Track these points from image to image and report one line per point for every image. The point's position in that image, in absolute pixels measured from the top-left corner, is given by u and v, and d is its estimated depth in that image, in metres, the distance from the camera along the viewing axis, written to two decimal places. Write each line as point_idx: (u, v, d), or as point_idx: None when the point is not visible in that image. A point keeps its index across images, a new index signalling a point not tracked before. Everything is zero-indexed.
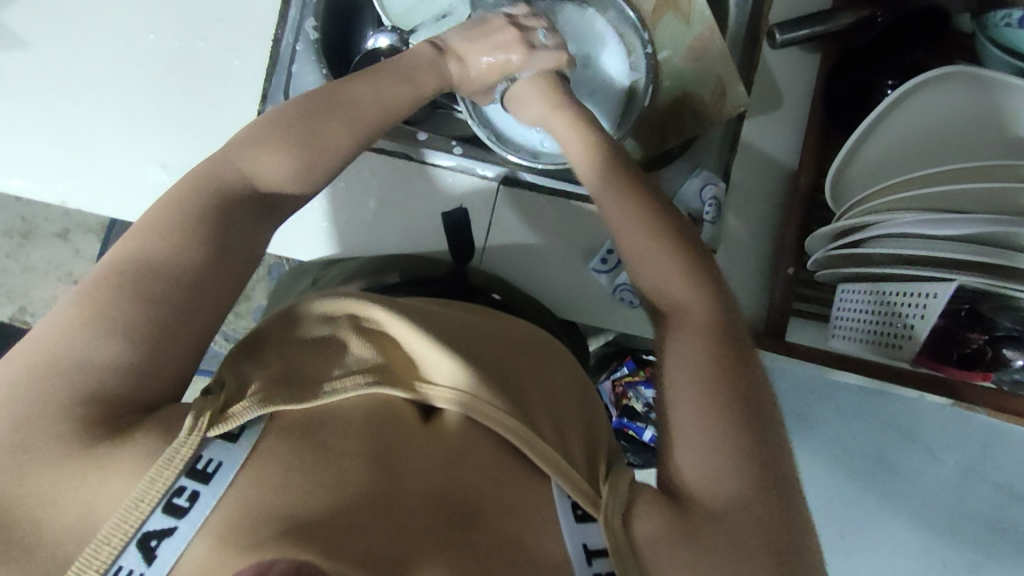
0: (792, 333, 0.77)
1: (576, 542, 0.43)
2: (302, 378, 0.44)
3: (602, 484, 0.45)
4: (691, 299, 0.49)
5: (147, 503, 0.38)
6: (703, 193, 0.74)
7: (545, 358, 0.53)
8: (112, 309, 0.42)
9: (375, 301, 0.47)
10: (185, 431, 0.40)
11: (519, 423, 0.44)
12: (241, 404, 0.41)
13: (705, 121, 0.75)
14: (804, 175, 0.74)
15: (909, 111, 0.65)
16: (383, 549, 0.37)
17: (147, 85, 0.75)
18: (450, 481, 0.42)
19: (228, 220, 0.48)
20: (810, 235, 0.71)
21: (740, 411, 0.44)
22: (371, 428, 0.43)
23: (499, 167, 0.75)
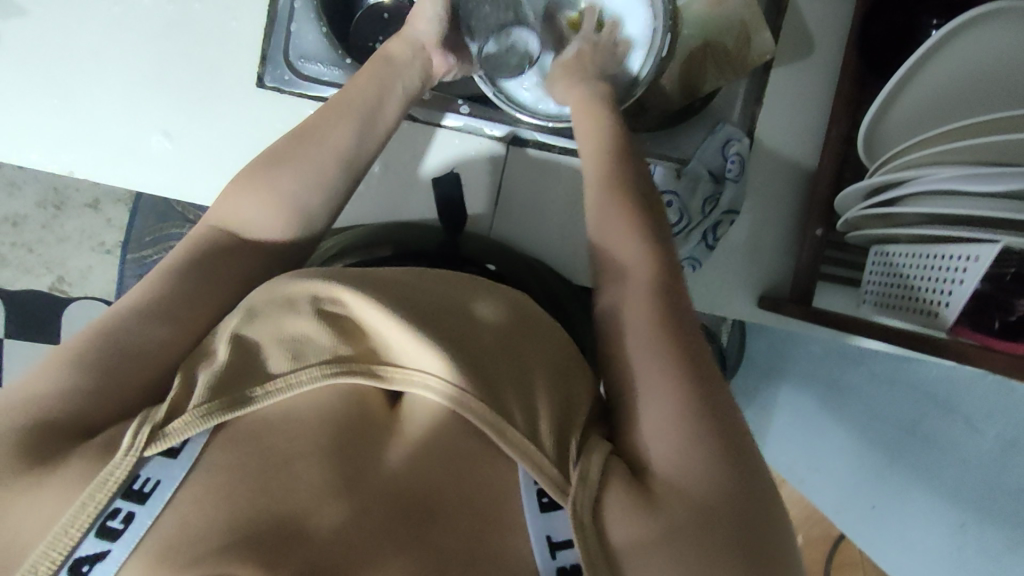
0: (820, 299, 0.72)
1: (539, 532, 0.40)
2: (248, 373, 0.42)
3: (570, 469, 0.41)
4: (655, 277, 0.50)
5: (77, 528, 0.36)
6: (725, 150, 0.70)
7: (536, 338, 0.49)
8: (83, 347, 0.44)
9: (343, 283, 0.44)
10: (120, 453, 0.38)
11: (490, 410, 0.42)
12: (181, 420, 0.39)
13: (728, 73, 0.69)
14: (835, 131, 0.68)
15: (954, 53, 0.58)
16: (325, 556, 0.36)
17: (145, 52, 0.73)
18: (415, 479, 0.40)
19: (211, 271, 0.50)
20: (842, 192, 0.66)
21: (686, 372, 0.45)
22: (330, 424, 0.41)
23: (508, 127, 0.71)
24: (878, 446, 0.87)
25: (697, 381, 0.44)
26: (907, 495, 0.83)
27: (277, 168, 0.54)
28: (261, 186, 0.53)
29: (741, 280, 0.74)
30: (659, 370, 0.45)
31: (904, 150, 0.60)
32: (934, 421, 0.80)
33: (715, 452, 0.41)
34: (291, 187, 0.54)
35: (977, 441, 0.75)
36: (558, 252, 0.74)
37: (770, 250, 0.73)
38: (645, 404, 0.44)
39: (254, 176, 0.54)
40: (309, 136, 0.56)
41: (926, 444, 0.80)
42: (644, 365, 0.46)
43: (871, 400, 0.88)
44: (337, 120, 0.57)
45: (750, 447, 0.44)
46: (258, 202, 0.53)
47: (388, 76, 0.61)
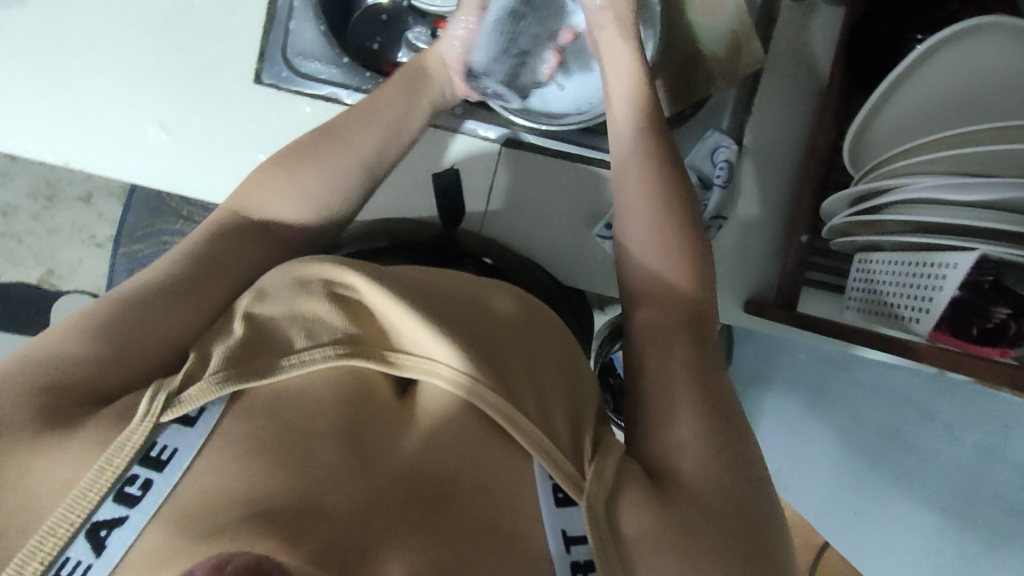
0: (803, 305, 0.74)
1: (556, 526, 0.41)
2: (267, 349, 0.43)
3: (588, 466, 0.44)
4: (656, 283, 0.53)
5: (95, 493, 0.37)
6: (714, 156, 0.72)
7: (539, 331, 0.51)
8: (105, 319, 0.45)
9: (354, 267, 0.46)
10: (138, 417, 0.39)
11: (500, 398, 0.43)
12: (197, 387, 0.41)
13: (719, 79, 0.71)
14: (821, 139, 0.69)
15: (937, 66, 0.60)
16: (344, 537, 0.36)
17: (143, 44, 0.74)
18: (428, 463, 0.41)
19: (220, 247, 0.52)
20: (824, 201, 0.67)
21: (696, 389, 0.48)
22: (345, 405, 0.42)
23: (502, 129, 0.74)
24: (862, 452, 0.88)
25: (705, 395, 0.48)
26: (888, 501, 0.84)
27: (301, 160, 0.55)
28: (287, 182, 0.55)
29: (728, 284, 0.75)
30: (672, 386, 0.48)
31: (886, 158, 0.62)
32: (916, 432, 0.81)
33: (722, 461, 0.45)
34: (311, 180, 0.55)
35: (956, 452, 0.76)
36: (549, 252, 0.76)
37: (756, 254, 0.74)
38: (664, 417, 0.48)
39: (282, 166, 0.55)
40: (341, 132, 0.57)
41: (910, 452, 0.81)
42: (657, 381, 0.49)
43: (854, 406, 0.89)
44: (370, 124, 0.58)
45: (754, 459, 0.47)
46: (280, 195, 0.55)
47: (418, 86, 0.63)
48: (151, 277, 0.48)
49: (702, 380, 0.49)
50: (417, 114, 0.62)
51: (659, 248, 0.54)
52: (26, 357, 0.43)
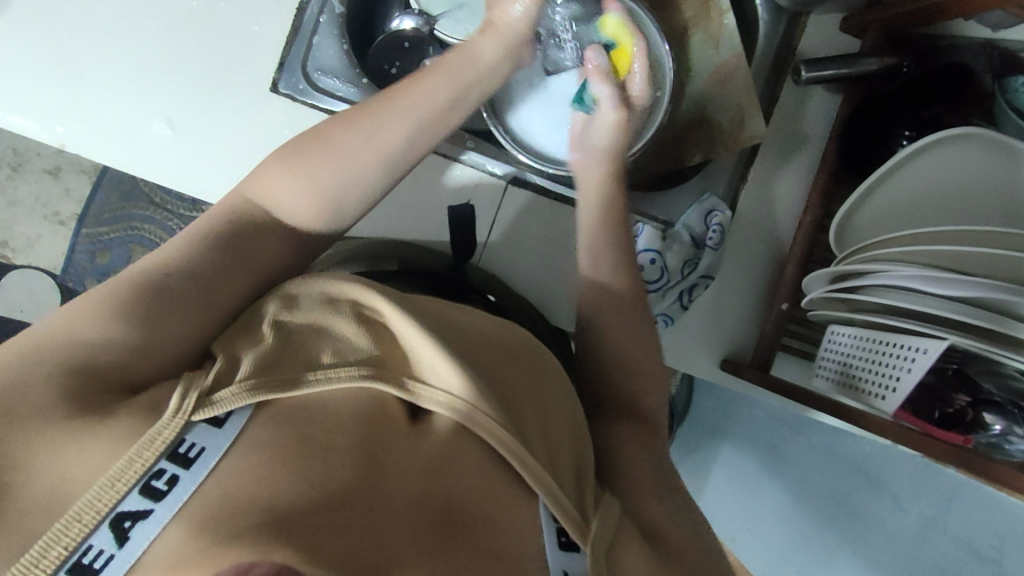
0: (777, 368, 0.78)
1: (557, 566, 0.42)
2: (290, 362, 0.43)
3: (591, 517, 0.45)
4: (641, 363, 0.60)
5: (123, 483, 0.36)
6: (708, 219, 0.75)
7: (543, 371, 0.52)
8: (131, 304, 0.45)
9: (380, 292, 0.47)
10: (170, 413, 0.38)
11: (512, 438, 0.44)
12: (231, 390, 0.40)
13: (720, 148, 0.75)
14: (808, 215, 0.73)
15: (921, 167, 0.66)
16: (364, 555, 0.35)
17: (162, 38, 0.73)
18: (437, 487, 0.41)
19: (244, 239, 0.51)
20: (807, 275, 0.71)
21: (668, 483, 0.54)
22: (363, 425, 0.42)
23: (508, 167, 0.75)
24: (819, 506, 0.91)
25: (663, 481, 0.54)
26: (832, 563, 0.88)
27: (318, 155, 0.54)
28: (302, 175, 0.54)
29: (709, 339, 0.78)
30: (647, 467, 0.54)
31: (871, 244, 0.66)
32: (862, 498, 0.86)
33: (691, 542, 0.51)
34: (327, 172, 0.54)
35: (901, 520, 0.82)
36: (545, 291, 0.77)
37: (738, 313, 0.78)
38: (644, 493, 0.52)
39: (295, 160, 0.54)
40: (366, 122, 0.55)
41: (856, 517, 0.86)
42: (636, 458, 0.55)
43: (805, 467, 0.94)
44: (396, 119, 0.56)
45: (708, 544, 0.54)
46: (295, 189, 0.54)
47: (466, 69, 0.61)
48: (172, 264, 0.48)
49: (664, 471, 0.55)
50: (461, 106, 0.61)
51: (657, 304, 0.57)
52: (46, 339, 0.42)
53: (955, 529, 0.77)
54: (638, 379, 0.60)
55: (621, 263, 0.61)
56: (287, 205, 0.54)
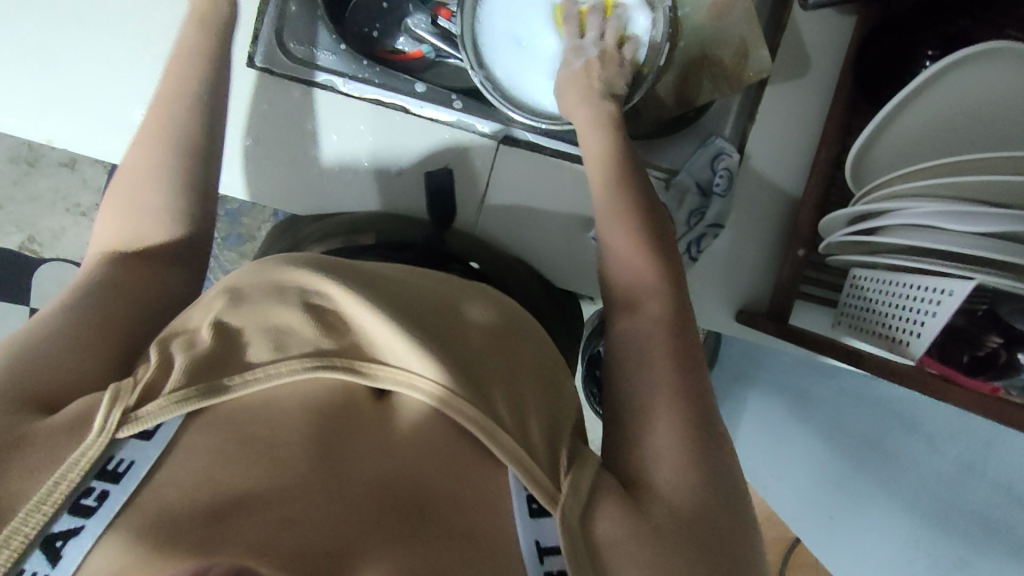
0: (794, 317, 0.73)
1: (528, 536, 0.40)
2: (227, 362, 0.42)
3: (563, 477, 0.42)
4: (648, 283, 0.54)
5: (49, 505, 0.35)
6: (714, 163, 0.71)
7: (519, 342, 0.50)
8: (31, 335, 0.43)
9: (332, 278, 0.45)
10: (94, 432, 0.38)
11: (478, 412, 0.42)
12: (156, 403, 0.39)
13: (723, 85, 0.70)
14: (823, 153, 0.68)
15: (946, 87, 0.59)
16: (318, 544, 0.35)
17: (134, 23, 0.71)
18: (397, 468, 0.40)
19: (134, 281, 0.50)
20: (823, 219, 0.67)
21: (684, 400, 0.47)
22: (313, 415, 0.41)
23: (498, 125, 0.72)
24: (845, 453, 0.88)
25: (682, 397, 0.47)
26: (866, 510, 0.84)
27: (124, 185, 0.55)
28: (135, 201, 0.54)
29: (719, 292, 0.75)
30: (660, 384, 0.48)
31: (890, 181, 0.60)
32: (896, 443, 0.81)
33: (706, 474, 0.44)
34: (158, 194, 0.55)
35: (934, 465, 0.76)
36: (546, 255, 0.75)
37: (749, 262, 0.74)
38: (652, 423, 0.46)
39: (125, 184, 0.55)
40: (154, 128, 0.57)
41: (889, 462, 0.81)
42: (641, 380, 0.48)
43: (837, 412, 0.90)
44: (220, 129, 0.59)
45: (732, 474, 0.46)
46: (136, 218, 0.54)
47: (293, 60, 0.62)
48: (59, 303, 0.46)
49: (688, 386, 0.48)
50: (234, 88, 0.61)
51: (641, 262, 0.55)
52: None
53: (995, 473, 0.70)
54: (644, 298, 0.54)
55: (613, 221, 0.58)
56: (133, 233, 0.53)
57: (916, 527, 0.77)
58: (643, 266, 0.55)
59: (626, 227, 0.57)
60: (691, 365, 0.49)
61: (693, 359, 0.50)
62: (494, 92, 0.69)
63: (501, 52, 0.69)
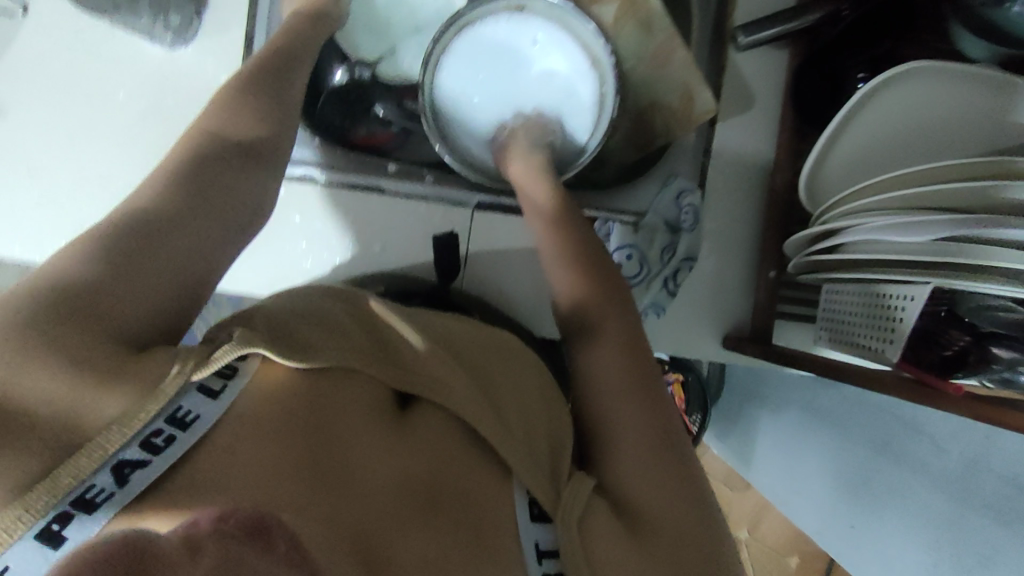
0: (778, 335, 0.75)
1: (529, 537, 0.45)
2: (295, 338, 0.43)
3: (562, 489, 0.47)
4: (615, 313, 0.56)
5: (122, 429, 0.34)
6: (679, 201, 0.74)
7: (512, 359, 0.55)
8: (108, 241, 0.38)
9: (377, 300, 0.52)
10: (170, 372, 0.37)
11: (490, 420, 0.47)
12: (223, 348, 0.39)
13: (675, 128, 0.74)
14: (779, 179, 0.73)
15: (879, 105, 0.63)
16: (357, 528, 0.38)
17: (124, 141, 0.73)
18: (417, 465, 0.43)
19: (206, 166, 0.45)
20: (789, 239, 0.69)
21: (663, 415, 0.50)
22: (354, 407, 0.43)
23: (471, 192, 0.76)
24: (856, 451, 0.87)
25: (660, 411, 0.50)
26: (882, 521, 0.83)
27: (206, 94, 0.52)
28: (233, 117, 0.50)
29: (705, 321, 0.77)
30: (641, 399, 0.50)
31: (845, 198, 0.62)
32: (902, 444, 0.80)
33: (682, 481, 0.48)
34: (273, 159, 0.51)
35: (943, 463, 0.74)
36: (536, 306, 0.77)
37: (729, 288, 0.77)
38: (631, 436, 0.49)
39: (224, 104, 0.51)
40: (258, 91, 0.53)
41: (898, 463, 0.81)
42: (618, 396, 0.51)
43: (843, 417, 0.90)
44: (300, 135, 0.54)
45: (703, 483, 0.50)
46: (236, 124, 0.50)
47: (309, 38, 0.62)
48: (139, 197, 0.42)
49: (662, 402, 0.51)
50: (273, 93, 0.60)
51: (616, 297, 0.57)
52: (30, 282, 0.36)
53: (1001, 465, 0.68)
54: (613, 319, 0.55)
55: (581, 267, 0.59)
56: (232, 129, 0.49)
57: (933, 527, 0.76)
58: (614, 303, 0.56)
59: (602, 274, 0.59)
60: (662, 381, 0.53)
61: (658, 381, 0.52)
62: (455, 161, 0.72)
63: (463, 117, 0.74)
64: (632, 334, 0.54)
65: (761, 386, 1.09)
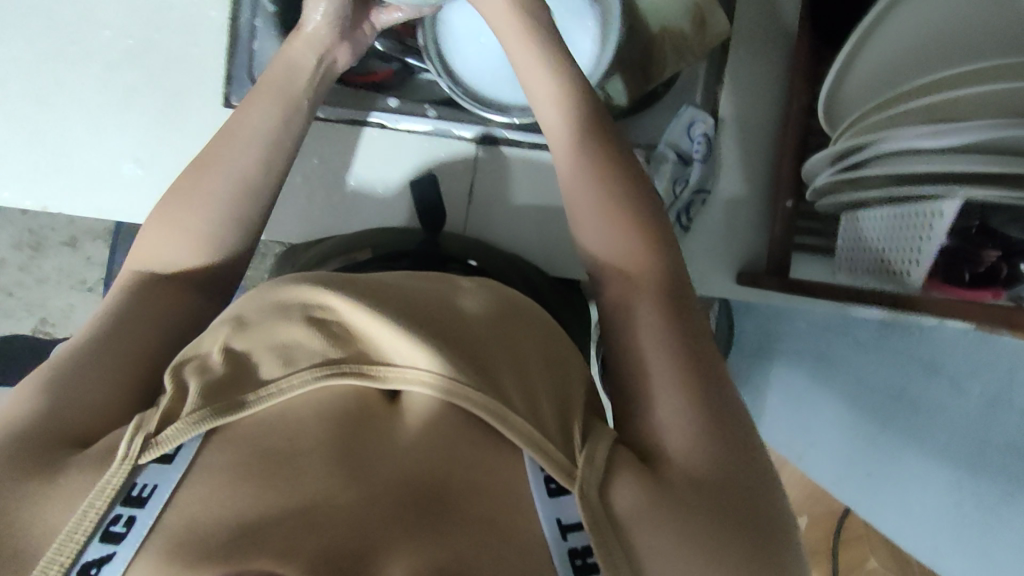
0: (796, 270, 0.73)
1: (549, 515, 0.37)
2: (243, 379, 0.39)
3: (578, 454, 0.39)
4: (639, 264, 0.48)
5: (81, 533, 0.34)
6: (691, 131, 0.71)
7: (520, 327, 0.46)
8: (56, 373, 0.42)
9: (333, 287, 0.42)
10: (118, 459, 0.36)
11: (488, 396, 0.38)
12: (174, 426, 0.37)
13: (689, 55, 0.70)
14: (795, 104, 0.70)
15: (900, 19, 0.60)
16: (347, 545, 0.33)
17: (110, 82, 0.71)
18: (420, 463, 0.37)
19: (142, 292, 0.49)
20: (808, 161, 0.66)
21: (697, 374, 0.43)
22: (329, 424, 0.38)
23: (478, 127, 0.73)
24: (870, 415, 0.86)
25: (693, 371, 0.43)
26: (901, 458, 0.81)
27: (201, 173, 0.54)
28: (173, 232, 0.52)
29: (718, 256, 0.75)
30: (665, 354, 0.44)
31: (868, 113, 0.60)
32: (921, 388, 0.79)
33: (723, 445, 0.41)
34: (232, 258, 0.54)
35: (963, 406, 0.73)
36: (543, 248, 0.75)
37: (743, 221, 0.74)
38: (658, 401, 0.42)
39: (162, 212, 0.53)
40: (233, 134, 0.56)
41: (915, 409, 0.79)
42: (643, 354, 0.44)
43: (859, 367, 0.88)
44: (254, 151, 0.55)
45: (751, 447, 0.42)
46: (176, 245, 0.52)
47: (290, 86, 0.60)
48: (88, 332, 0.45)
49: (697, 361, 0.44)
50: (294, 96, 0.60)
51: None
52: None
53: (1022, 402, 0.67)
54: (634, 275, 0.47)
55: None
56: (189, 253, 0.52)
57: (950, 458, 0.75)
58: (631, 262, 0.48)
59: None
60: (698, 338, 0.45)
61: (704, 347, 0.45)
62: (460, 92, 0.69)
63: (465, 45, 0.70)
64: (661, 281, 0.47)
65: (771, 339, 1.07)
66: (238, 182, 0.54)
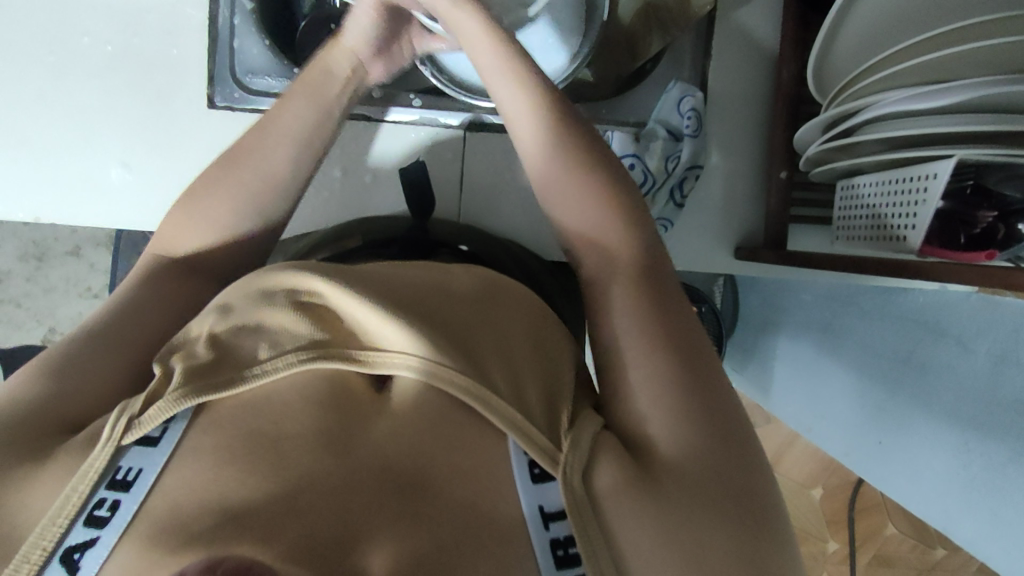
0: (793, 242, 0.73)
1: (532, 505, 0.37)
2: (229, 362, 0.39)
3: (563, 437, 0.39)
4: (620, 247, 0.48)
5: (65, 517, 0.35)
6: (681, 107, 0.70)
7: (505, 308, 0.46)
8: (49, 356, 0.43)
9: (316, 272, 0.42)
10: (101, 442, 0.37)
11: (469, 379, 0.38)
12: (157, 405, 0.37)
13: (673, 28, 0.68)
14: (785, 72, 0.69)
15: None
16: (326, 531, 0.33)
17: (96, 86, 0.71)
18: (403, 444, 0.37)
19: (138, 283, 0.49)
20: (800, 132, 0.66)
21: (678, 348, 0.42)
22: (315, 407, 0.38)
23: (463, 113, 0.73)
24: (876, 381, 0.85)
25: (671, 344, 0.42)
26: (909, 425, 0.80)
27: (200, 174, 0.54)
28: (177, 223, 0.52)
29: (714, 230, 0.74)
30: (641, 328, 0.43)
31: (857, 78, 0.59)
32: (927, 351, 0.79)
33: (706, 418, 0.40)
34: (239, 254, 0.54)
35: (970, 364, 0.74)
36: (538, 229, 0.75)
37: (738, 194, 0.73)
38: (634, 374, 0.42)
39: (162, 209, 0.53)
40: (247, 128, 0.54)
41: (924, 371, 0.79)
42: (621, 330, 0.44)
43: (867, 335, 0.87)
44: (276, 142, 0.54)
45: (739, 421, 0.41)
46: (171, 234, 0.52)
47: (320, 91, 0.56)
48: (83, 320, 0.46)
49: (680, 335, 0.43)
50: (323, 104, 0.56)
51: None
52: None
53: None
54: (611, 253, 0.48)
55: None
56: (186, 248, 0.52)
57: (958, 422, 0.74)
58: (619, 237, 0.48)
59: None
60: (679, 314, 0.45)
61: (689, 336, 0.44)
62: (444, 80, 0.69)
63: None
64: (642, 261, 0.48)
65: (774, 312, 1.06)
66: (242, 178, 0.53)
